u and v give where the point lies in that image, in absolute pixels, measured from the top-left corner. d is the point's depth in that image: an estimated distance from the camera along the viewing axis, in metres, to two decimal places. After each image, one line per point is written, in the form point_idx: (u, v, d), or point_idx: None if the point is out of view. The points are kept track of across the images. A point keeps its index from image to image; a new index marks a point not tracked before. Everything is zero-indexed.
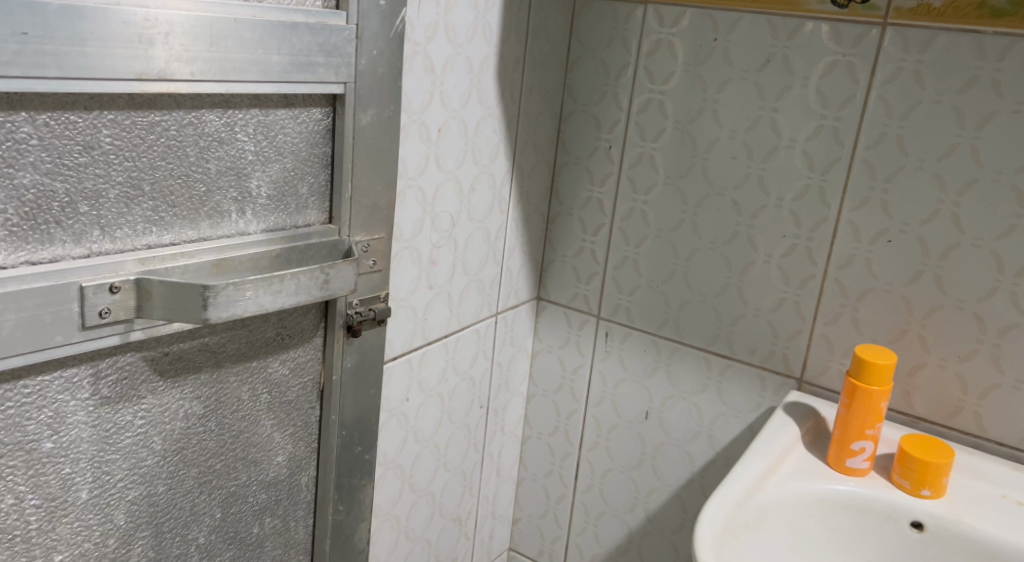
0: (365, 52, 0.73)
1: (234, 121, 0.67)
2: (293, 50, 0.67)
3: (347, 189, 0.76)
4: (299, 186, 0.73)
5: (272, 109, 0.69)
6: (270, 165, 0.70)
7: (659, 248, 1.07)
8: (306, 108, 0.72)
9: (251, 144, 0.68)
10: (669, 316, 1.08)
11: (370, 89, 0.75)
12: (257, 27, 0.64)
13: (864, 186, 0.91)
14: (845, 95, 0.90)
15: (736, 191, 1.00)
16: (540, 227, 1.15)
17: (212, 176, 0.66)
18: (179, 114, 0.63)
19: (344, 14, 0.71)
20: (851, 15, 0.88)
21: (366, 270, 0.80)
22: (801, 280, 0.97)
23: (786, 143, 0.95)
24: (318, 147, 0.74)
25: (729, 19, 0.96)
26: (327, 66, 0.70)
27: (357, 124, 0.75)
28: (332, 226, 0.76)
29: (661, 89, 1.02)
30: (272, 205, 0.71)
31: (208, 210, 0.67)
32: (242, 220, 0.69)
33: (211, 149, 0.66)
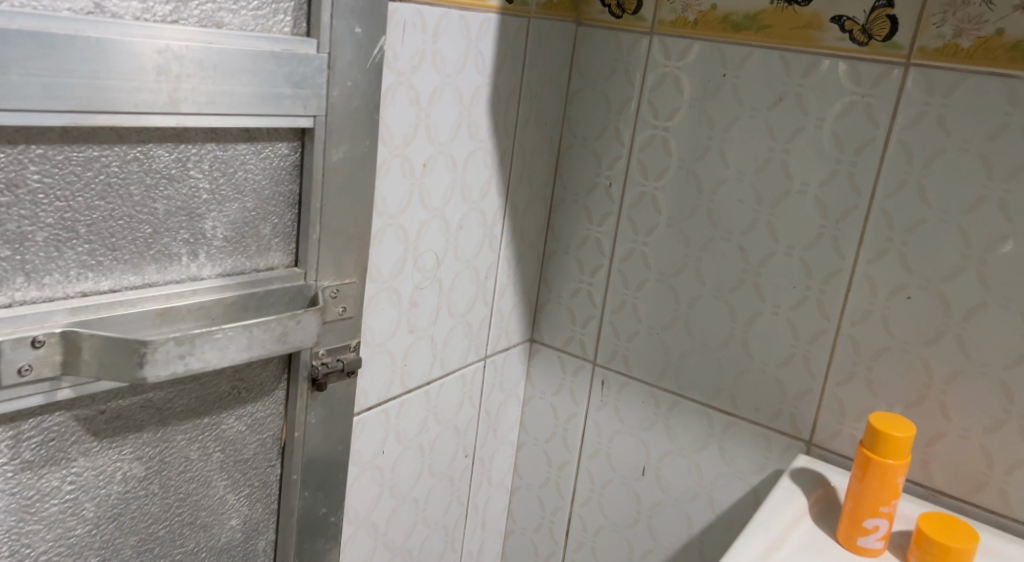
0: (337, 82, 0.67)
1: (186, 158, 0.60)
2: (256, 80, 0.61)
3: (315, 231, 0.70)
4: (261, 227, 0.67)
5: (231, 144, 0.63)
6: (228, 205, 0.64)
7: (659, 293, 1.00)
8: (270, 143, 0.66)
9: (206, 182, 0.62)
10: (670, 367, 1.01)
11: (343, 123, 0.69)
12: (212, 56, 0.58)
13: (881, 237, 0.84)
14: (862, 139, 0.84)
15: (743, 237, 0.93)
16: (534, 266, 1.08)
17: (160, 217, 0.60)
18: (122, 151, 0.57)
19: (315, 42, 0.65)
20: (872, 53, 0.82)
21: (333, 318, 0.73)
22: (811, 335, 0.90)
23: (798, 187, 0.88)
24: (283, 185, 0.68)
25: (739, 54, 0.89)
26: (293, 98, 0.64)
27: (327, 160, 0.69)
28: (298, 270, 0.70)
29: (665, 125, 0.96)
30: (229, 248, 0.65)
31: (154, 253, 0.60)
32: (194, 264, 0.63)
33: (159, 187, 0.60)
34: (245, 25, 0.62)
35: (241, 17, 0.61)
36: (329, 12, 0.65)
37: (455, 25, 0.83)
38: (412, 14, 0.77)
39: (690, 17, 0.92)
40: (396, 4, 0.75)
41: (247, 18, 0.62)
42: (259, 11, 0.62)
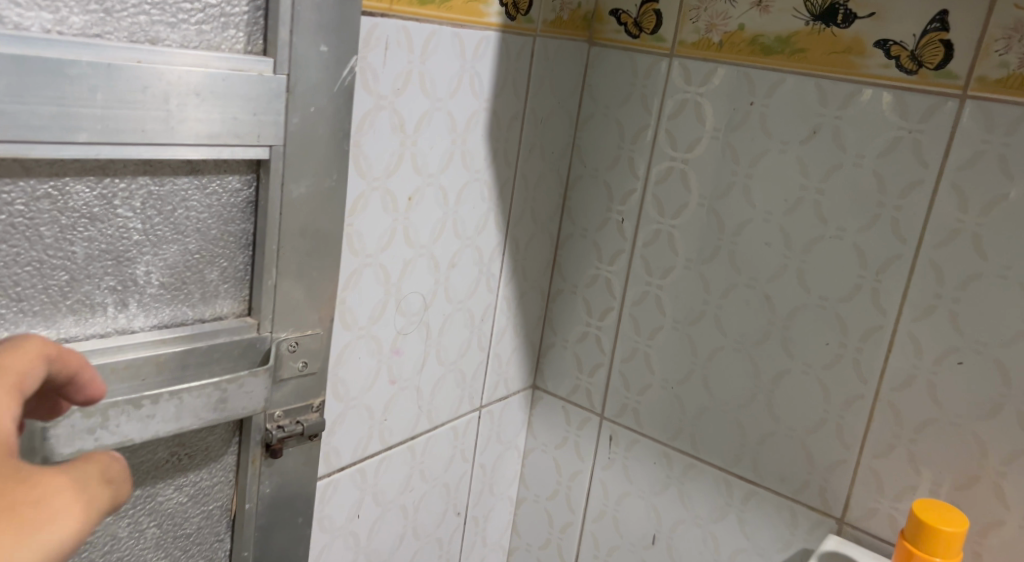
0: (298, 107, 0.58)
1: (111, 194, 0.52)
2: (197, 105, 0.53)
3: (271, 276, 0.61)
4: (207, 271, 0.59)
5: (168, 178, 0.54)
6: (165, 247, 0.56)
7: (675, 343, 0.90)
8: (217, 176, 0.57)
9: (137, 222, 0.54)
10: (685, 425, 0.90)
11: (306, 153, 0.60)
12: (142, 77, 0.50)
13: (929, 293, 0.73)
14: (909, 180, 0.73)
15: (770, 284, 0.82)
16: (538, 306, 0.99)
17: (78, 263, 0.52)
18: (29, 186, 0.49)
19: (270, 61, 0.56)
20: (921, 83, 0.71)
21: (292, 374, 0.64)
22: (845, 400, 0.79)
23: (833, 232, 0.78)
24: (234, 223, 0.59)
25: (768, 80, 0.79)
26: (245, 127, 0.56)
27: (286, 196, 0.60)
28: (251, 320, 0.61)
29: (684, 157, 0.86)
30: (166, 296, 0.57)
31: (72, 303, 0.52)
32: (122, 314, 0.55)
33: (77, 227, 0.51)
34: (187, 41, 0.54)
35: (181, 32, 0.53)
36: (288, 27, 0.56)
37: (447, 43, 0.74)
38: (396, 30, 0.68)
39: (714, 38, 0.82)
40: (377, 20, 0.66)
41: (189, 35, 0.54)
42: (203, 25, 0.54)
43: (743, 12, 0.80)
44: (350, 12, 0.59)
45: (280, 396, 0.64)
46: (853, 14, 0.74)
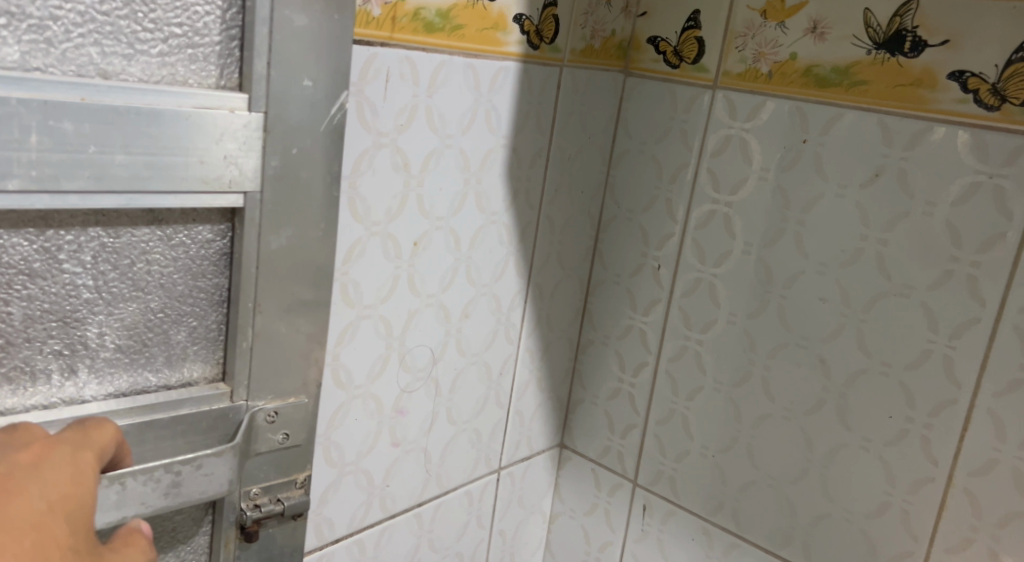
0: (276, 149, 0.52)
1: (54, 248, 0.47)
2: (151, 147, 0.46)
3: (246, 337, 0.54)
4: (172, 332, 0.53)
5: (125, 228, 0.49)
6: (122, 306, 0.50)
7: (716, 407, 0.80)
8: (184, 227, 0.51)
9: (87, 278, 0.49)
10: (727, 499, 0.81)
11: (287, 201, 0.53)
12: (87, 116, 0.44)
13: (1013, 364, 0.63)
14: (988, 233, 0.63)
15: (824, 345, 0.72)
16: (565, 358, 0.90)
17: (15, 325, 0.47)
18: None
19: (245, 98, 0.50)
20: (1005, 121, 0.62)
21: (272, 446, 0.57)
22: (912, 483, 0.69)
23: (898, 289, 0.68)
24: (204, 278, 0.53)
25: (823, 116, 0.70)
26: (210, 173, 0.49)
27: (263, 249, 0.53)
28: (223, 387, 0.55)
29: (728, 200, 0.77)
30: (123, 360, 0.51)
31: (8, 371, 0.47)
32: (70, 382, 0.49)
33: (14, 285, 0.46)
34: (147, 75, 0.48)
35: (140, 65, 0.47)
36: (264, 60, 0.50)
37: (459, 74, 0.66)
38: (398, 61, 0.61)
39: (763, 68, 0.73)
40: (375, 49, 0.59)
41: (151, 67, 0.48)
42: (167, 58, 0.48)
43: (796, 39, 0.71)
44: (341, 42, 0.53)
45: (258, 470, 0.57)
46: (923, 42, 0.64)
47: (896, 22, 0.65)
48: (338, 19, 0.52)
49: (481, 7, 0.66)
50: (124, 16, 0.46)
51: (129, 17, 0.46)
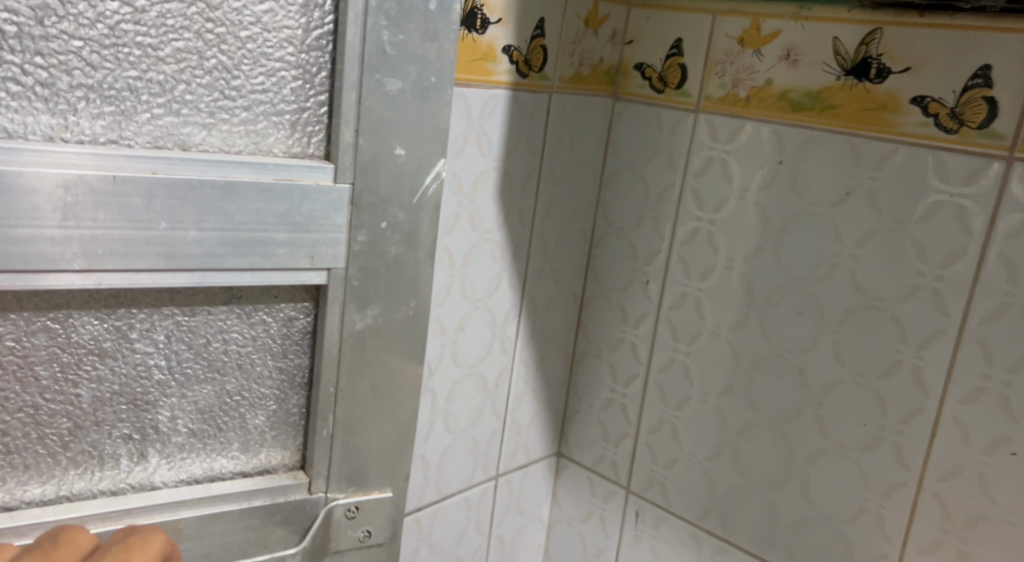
0: (365, 223, 0.55)
1: (125, 329, 0.52)
2: (226, 222, 0.50)
3: (325, 426, 0.59)
4: (250, 416, 0.58)
5: (204, 309, 0.54)
6: (193, 388, 0.55)
7: (703, 416, 0.84)
8: (264, 307, 0.57)
9: (158, 358, 0.54)
10: (714, 505, 0.84)
11: (378, 285, 0.57)
12: (156, 190, 0.48)
13: (976, 374, 0.66)
14: (951, 249, 0.66)
15: (802, 355, 0.76)
16: (561, 370, 0.94)
17: (84, 407, 0.52)
18: (29, 327, 0.49)
19: (333, 168, 0.54)
20: (964, 143, 0.65)
21: (351, 544, 0.61)
22: (886, 487, 0.71)
23: (869, 302, 0.71)
24: (285, 357, 0.59)
25: (798, 138, 0.74)
26: (290, 246, 0.53)
27: (348, 327, 0.57)
28: (303, 478, 0.59)
29: (711, 218, 0.81)
30: (195, 440, 0.56)
31: (82, 452, 0.52)
32: (142, 465, 0.55)
33: (84, 365, 0.51)
34: (229, 145, 0.52)
35: (220, 135, 0.52)
36: (353, 127, 0.54)
37: None
38: None
39: (741, 93, 0.77)
40: None
41: (232, 136, 0.53)
42: (249, 125, 0.53)
43: (771, 66, 0.75)
44: (426, 107, 0.56)
45: None
46: (886, 69, 0.68)
47: (862, 50, 0.69)
48: (426, 85, 0.56)
49: (470, 40, 0.71)
50: (205, 84, 0.51)
51: (210, 85, 0.51)
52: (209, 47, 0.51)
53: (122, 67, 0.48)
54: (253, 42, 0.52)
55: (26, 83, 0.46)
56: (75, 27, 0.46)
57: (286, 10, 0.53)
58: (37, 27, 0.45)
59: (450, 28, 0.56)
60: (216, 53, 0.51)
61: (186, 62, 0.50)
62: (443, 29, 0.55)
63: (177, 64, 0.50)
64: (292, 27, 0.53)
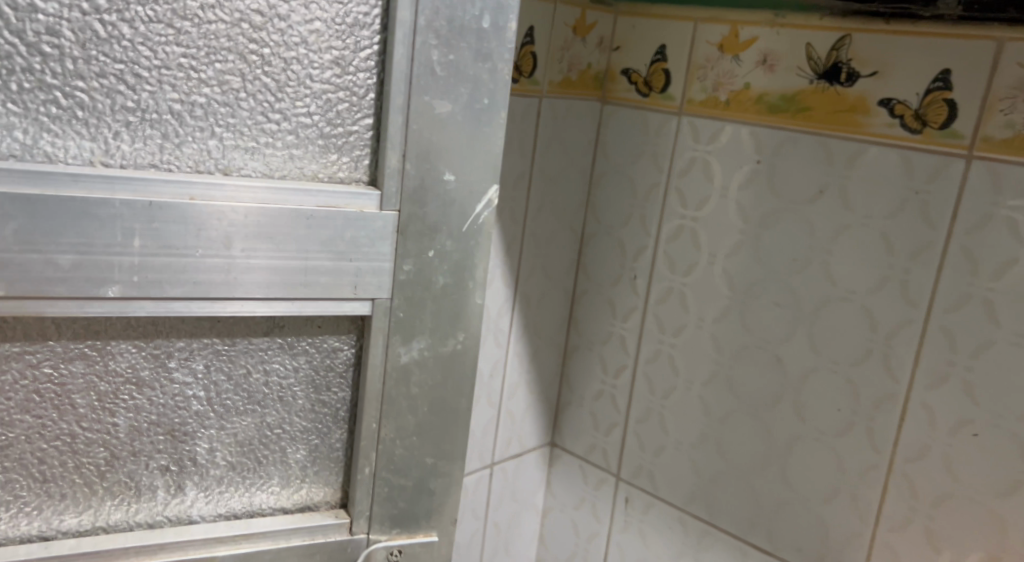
0: (411, 251, 0.53)
1: (163, 358, 0.51)
2: (264, 250, 0.49)
3: (366, 465, 0.56)
4: (291, 450, 0.56)
5: (244, 339, 0.53)
6: (233, 419, 0.54)
7: (688, 405, 0.88)
8: (307, 338, 0.55)
9: (196, 388, 0.52)
10: (699, 490, 0.88)
11: (427, 317, 0.55)
12: (192, 217, 0.47)
13: (941, 360, 0.70)
14: (917, 242, 0.70)
15: (781, 345, 0.80)
16: (554, 363, 0.98)
17: (122, 437, 0.51)
18: (67, 352, 0.48)
19: (378, 194, 0.52)
20: (927, 143, 0.69)
21: None
22: (859, 469, 0.75)
23: (842, 293, 0.75)
24: (328, 391, 0.56)
25: (774, 138, 0.78)
26: (332, 274, 0.51)
27: (392, 360, 0.55)
28: (344, 518, 0.57)
29: (694, 216, 0.85)
30: (235, 473, 0.55)
31: (119, 481, 0.51)
32: (180, 497, 0.53)
33: (121, 394, 0.50)
34: (274, 168, 0.51)
35: (263, 159, 0.50)
36: (399, 152, 0.51)
37: None
38: None
39: (721, 97, 0.81)
40: None
41: (275, 159, 0.51)
42: (294, 149, 0.51)
43: (749, 71, 0.79)
44: (477, 129, 0.53)
45: None
46: (855, 73, 0.72)
47: (832, 55, 0.73)
48: (478, 107, 0.53)
49: None
50: (247, 107, 0.49)
51: (252, 106, 0.49)
52: (254, 68, 0.49)
53: (162, 89, 0.47)
54: (299, 63, 0.50)
55: (66, 105, 0.45)
56: (116, 49, 0.46)
57: (334, 31, 0.50)
58: (78, 50, 0.45)
59: (504, 48, 0.53)
60: (260, 75, 0.49)
61: (228, 84, 0.49)
62: (496, 49, 0.52)
63: (220, 87, 0.48)
64: (342, 48, 0.51)
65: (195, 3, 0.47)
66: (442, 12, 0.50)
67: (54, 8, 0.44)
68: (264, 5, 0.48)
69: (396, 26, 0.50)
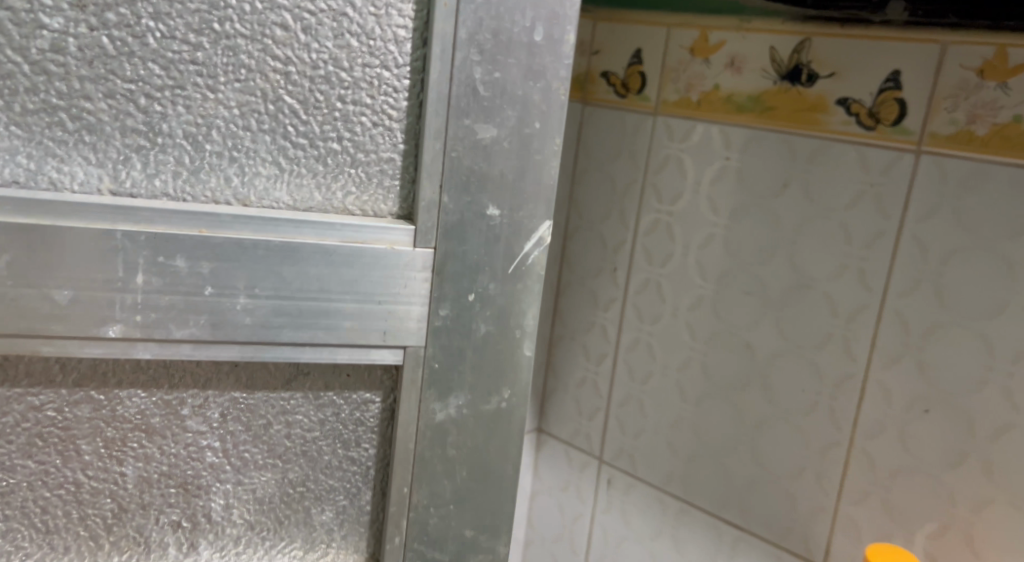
0: (447, 294, 0.44)
1: (175, 404, 0.44)
2: (282, 289, 0.42)
3: (398, 534, 0.47)
4: (316, 510, 0.48)
5: (267, 388, 0.45)
6: (252, 473, 0.46)
7: (666, 390, 0.92)
8: (337, 387, 0.46)
9: (212, 439, 0.45)
10: (676, 470, 0.92)
11: (464, 372, 0.46)
12: (198, 255, 0.40)
13: (896, 341, 0.74)
14: (872, 231, 0.75)
15: (750, 331, 0.84)
16: (540, 351, 1.03)
17: (130, 488, 0.44)
18: (70, 392, 0.42)
19: (411, 229, 0.43)
20: (880, 139, 0.73)
21: None
22: (823, 446, 0.80)
23: (805, 281, 0.80)
24: (357, 446, 0.48)
25: (742, 136, 0.83)
26: (358, 318, 0.43)
27: (426, 416, 0.46)
28: None
29: (669, 210, 0.90)
30: (253, 533, 0.47)
31: (125, 537, 0.44)
32: (190, 557, 0.45)
33: (129, 441, 0.43)
34: (301, 199, 0.43)
35: (287, 188, 0.43)
36: (437, 185, 0.43)
37: None
38: None
39: (693, 97, 0.86)
40: None
41: (302, 188, 0.43)
42: (322, 177, 0.43)
43: (718, 72, 0.84)
44: (526, 158, 0.45)
45: None
46: (815, 74, 0.77)
47: (794, 57, 0.78)
48: (526, 133, 0.44)
49: None
50: (267, 131, 0.42)
51: (274, 131, 0.42)
52: (278, 88, 0.42)
53: (175, 111, 0.40)
54: (327, 82, 0.43)
55: (72, 129, 0.39)
56: (125, 67, 0.39)
57: (368, 48, 0.43)
58: (86, 69, 0.39)
59: (560, 64, 0.44)
60: (283, 97, 0.42)
61: (247, 105, 0.42)
62: (552, 65, 0.44)
63: (237, 108, 0.41)
64: (379, 65, 0.43)
65: (212, 16, 0.40)
66: (488, 23, 0.42)
67: (60, 21, 0.38)
68: (289, 17, 0.41)
69: (432, 41, 0.42)
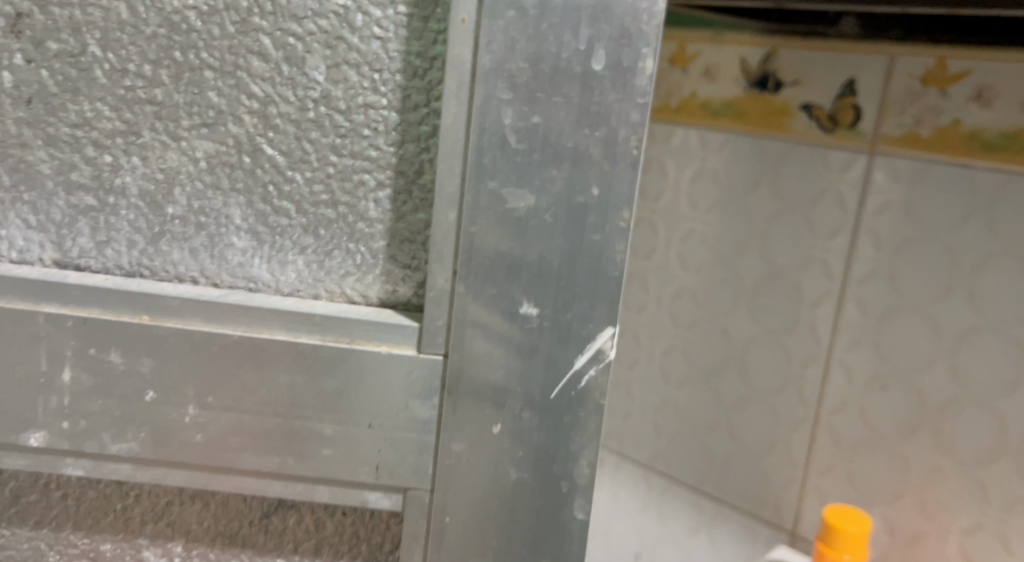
0: (466, 420, 0.36)
1: (132, 532, 0.40)
2: (246, 399, 0.36)
3: None
4: None
5: (243, 534, 0.40)
6: None
7: (651, 375, 1.00)
8: (327, 543, 0.39)
9: None
10: (661, 448, 1.00)
11: (498, 517, 0.37)
12: (138, 349, 0.36)
13: (855, 325, 0.81)
14: (833, 224, 0.82)
15: (727, 318, 0.92)
16: None
17: None
18: (9, 506, 0.40)
19: (415, 328, 0.36)
20: (839, 141, 0.81)
21: None
22: (792, 422, 0.87)
23: (775, 271, 0.87)
24: None
25: (716, 138, 0.90)
26: (338, 443, 0.37)
27: None
28: None
29: (653, 207, 0.97)
30: None
31: None
32: None
33: None
34: (286, 281, 0.37)
35: (267, 261, 0.37)
36: (454, 275, 0.35)
37: None
38: None
39: (673, 103, 0.94)
40: None
41: (286, 271, 0.37)
42: (313, 254, 0.37)
43: (695, 81, 0.92)
44: (581, 239, 0.35)
45: None
46: (781, 82, 0.85)
47: (762, 67, 0.86)
48: (580, 204, 0.34)
49: None
50: (242, 191, 0.37)
51: (248, 203, 0.37)
52: (256, 135, 0.36)
53: (131, 167, 0.37)
54: (318, 130, 0.36)
55: (12, 183, 0.38)
56: (68, 108, 0.37)
57: (369, 82, 0.36)
58: (25, 110, 0.37)
59: (631, 103, 0.34)
60: (263, 146, 0.36)
61: (216, 157, 0.37)
62: (618, 104, 0.34)
63: (206, 159, 0.37)
64: (386, 105, 0.36)
65: (173, 42, 0.36)
66: (523, 45, 0.33)
67: None
68: (268, 43, 0.36)
69: (447, 69, 0.34)
